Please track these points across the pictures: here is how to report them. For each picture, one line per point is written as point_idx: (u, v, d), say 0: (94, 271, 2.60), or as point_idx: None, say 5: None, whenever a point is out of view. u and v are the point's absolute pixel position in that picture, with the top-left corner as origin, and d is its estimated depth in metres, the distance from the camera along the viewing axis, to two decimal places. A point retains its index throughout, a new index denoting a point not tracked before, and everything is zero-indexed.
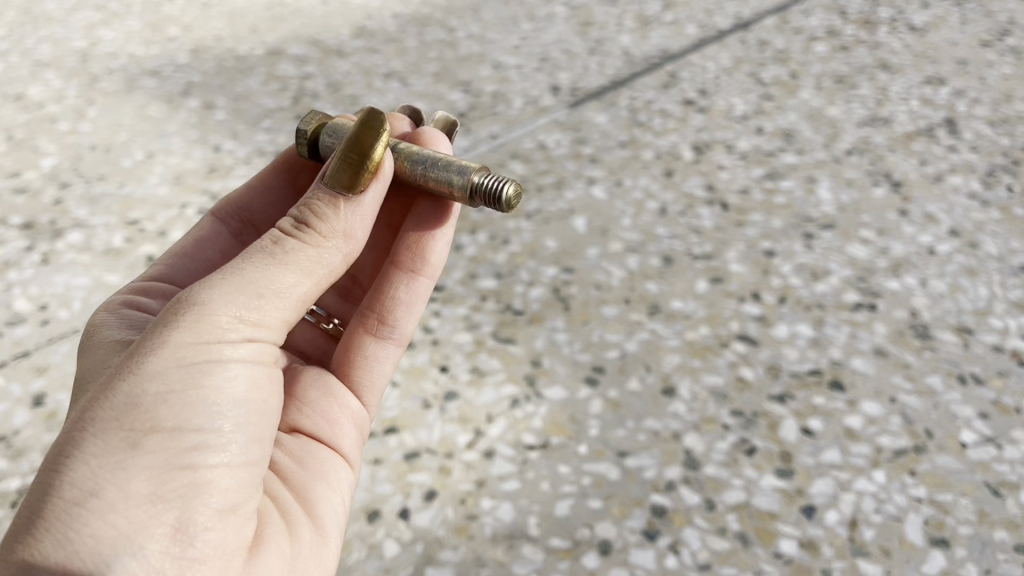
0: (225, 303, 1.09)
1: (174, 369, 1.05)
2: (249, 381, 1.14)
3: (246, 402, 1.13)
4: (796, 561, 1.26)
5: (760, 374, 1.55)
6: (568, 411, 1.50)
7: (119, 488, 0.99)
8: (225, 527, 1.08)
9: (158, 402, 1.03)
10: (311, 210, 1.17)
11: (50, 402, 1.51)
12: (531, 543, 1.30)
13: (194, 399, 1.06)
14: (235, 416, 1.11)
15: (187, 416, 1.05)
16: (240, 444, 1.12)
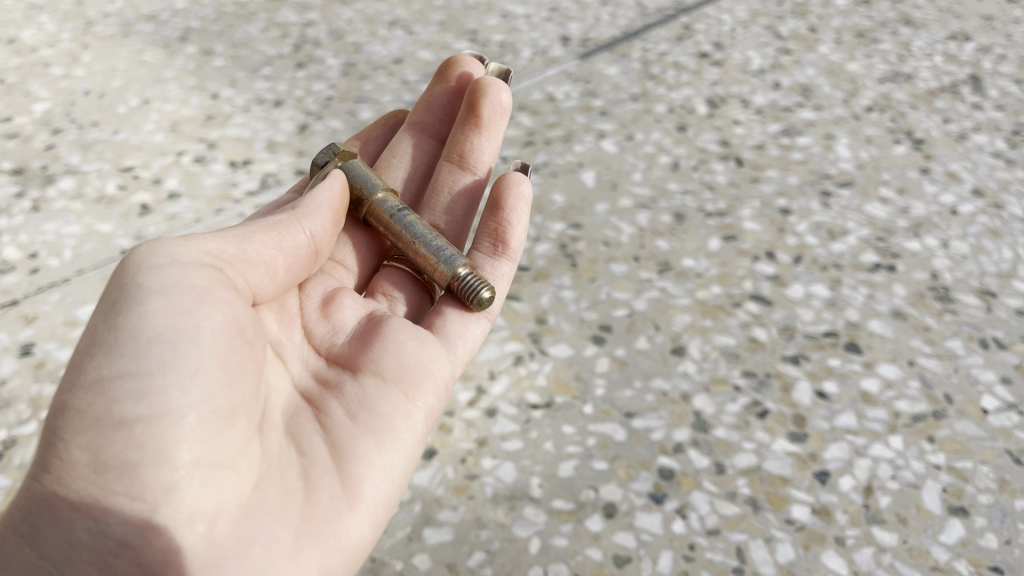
0: (147, 255, 1.11)
1: (104, 329, 1.06)
2: (183, 315, 1.07)
3: (186, 340, 1.05)
4: (808, 528, 1.22)
5: (774, 335, 1.49)
6: (574, 370, 1.45)
7: (64, 456, 1.01)
8: (196, 482, 1.01)
9: (87, 364, 1.04)
10: None
11: (39, 352, 1.47)
12: (533, 504, 1.26)
13: (119, 350, 1.04)
14: (168, 354, 1.04)
15: (115, 369, 1.03)
16: (180, 384, 1.03)
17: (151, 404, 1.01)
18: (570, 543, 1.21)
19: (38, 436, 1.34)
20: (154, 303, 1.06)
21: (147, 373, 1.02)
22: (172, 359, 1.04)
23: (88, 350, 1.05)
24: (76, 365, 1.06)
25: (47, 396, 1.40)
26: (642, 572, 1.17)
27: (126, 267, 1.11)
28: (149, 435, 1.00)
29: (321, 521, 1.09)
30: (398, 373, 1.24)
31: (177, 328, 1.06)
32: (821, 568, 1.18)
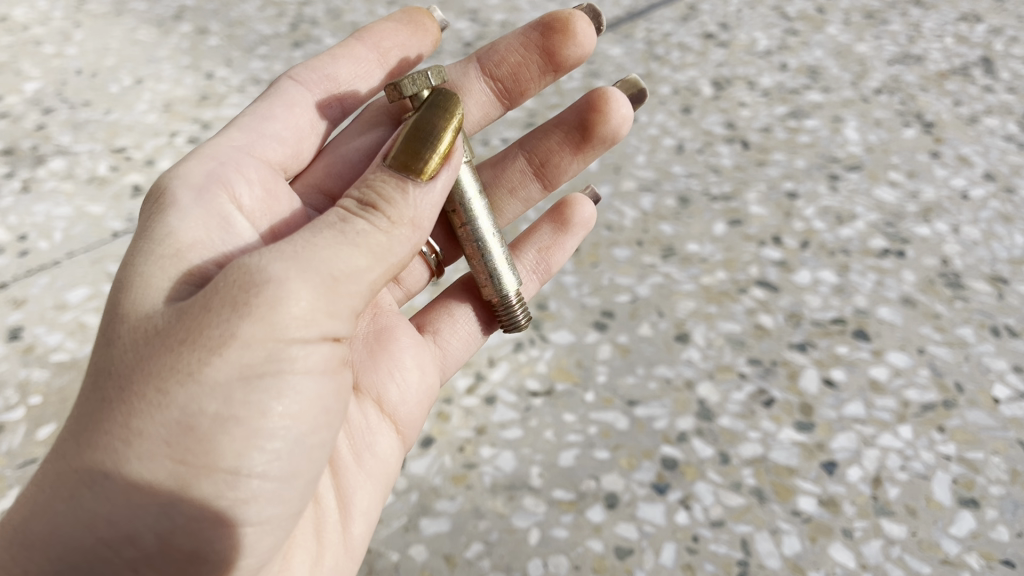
0: (274, 273, 0.90)
1: (302, 360, 0.93)
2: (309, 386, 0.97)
3: (298, 417, 0.97)
4: (815, 520, 1.19)
5: (780, 322, 1.45)
6: (575, 357, 1.41)
7: (129, 491, 0.89)
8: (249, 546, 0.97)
9: (207, 383, 0.89)
10: (376, 190, 0.98)
11: (28, 336, 1.44)
12: (533, 494, 1.22)
13: (233, 396, 0.91)
14: (279, 431, 0.95)
15: (218, 418, 0.90)
16: (282, 465, 0.97)
17: (252, 485, 0.95)
18: (570, 535, 1.18)
19: (26, 423, 1.31)
20: (299, 363, 0.95)
21: (250, 441, 0.93)
22: (278, 432, 0.95)
23: (257, 373, 0.91)
24: (151, 374, 0.89)
25: (35, 381, 1.37)
26: (644, 564, 1.14)
27: (355, 259, 0.95)
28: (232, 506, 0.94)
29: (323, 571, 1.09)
30: (404, 419, 1.22)
31: (298, 405, 0.96)
32: (828, 562, 1.14)
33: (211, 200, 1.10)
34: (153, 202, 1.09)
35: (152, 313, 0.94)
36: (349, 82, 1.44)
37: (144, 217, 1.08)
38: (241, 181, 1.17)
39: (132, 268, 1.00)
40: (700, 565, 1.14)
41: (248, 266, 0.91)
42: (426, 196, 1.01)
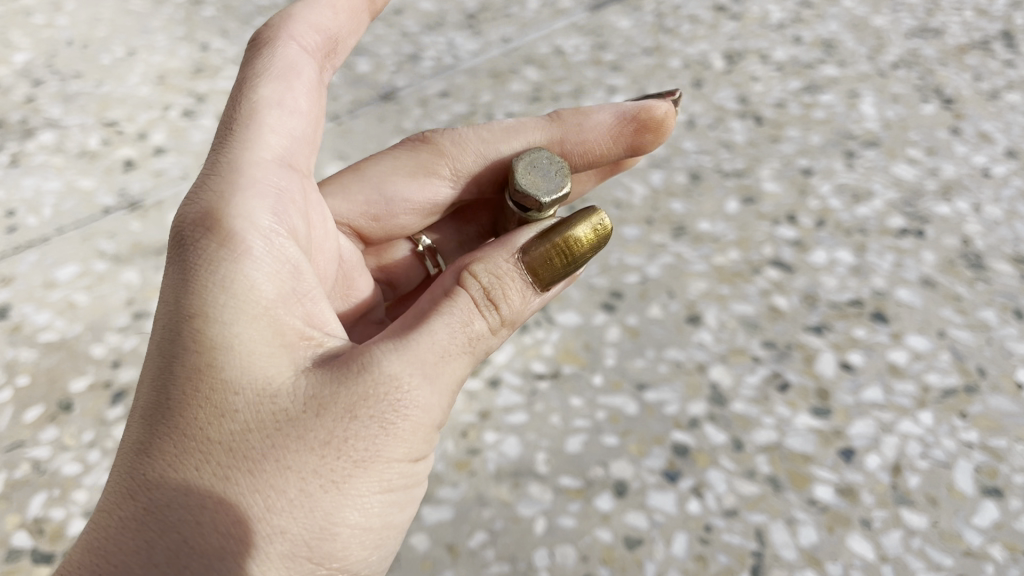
0: (411, 386, 0.94)
1: (412, 467, 0.98)
2: (412, 495, 1.01)
3: (400, 523, 1.01)
4: (832, 509, 1.14)
5: (795, 304, 1.40)
6: (583, 339, 1.36)
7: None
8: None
9: (351, 493, 0.92)
10: (505, 290, 1.03)
11: (15, 314, 1.39)
12: (538, 481, 1.18)
13: (369, 506, 0.95)
14: (385, 538, 0.99)
15: (352, 527, 0.94)
16: (376, 566, 1.01)
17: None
18: (577, 524, 1.13)
19: (12, 404, 1.27)
20: (415, 475, 1.00)
21: (367, 546, 0.96)
22: (386, 539, 0.99)
23: (384, 481, 0.95)
24: (294, 474, 0.90)
25: (23, 361, 1.32)
26: (654, 555, 1.09)
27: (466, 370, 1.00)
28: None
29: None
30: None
31: (402, 516, 1.01)
32: (846, 553, 1.09)
33: (279, 244, 1.01)
34: (212, 233, 0.97)
35: (274, 390, 0.93)
36: (343, 37, 1.29)
37: (199, 251, 0.96)
38: (291, 208, 1.06)
39: (223, 327, 0.93)
40: (713, 556, 1.09)
41: (380, 370, 0.93)
42: (537, 302, 1.09)
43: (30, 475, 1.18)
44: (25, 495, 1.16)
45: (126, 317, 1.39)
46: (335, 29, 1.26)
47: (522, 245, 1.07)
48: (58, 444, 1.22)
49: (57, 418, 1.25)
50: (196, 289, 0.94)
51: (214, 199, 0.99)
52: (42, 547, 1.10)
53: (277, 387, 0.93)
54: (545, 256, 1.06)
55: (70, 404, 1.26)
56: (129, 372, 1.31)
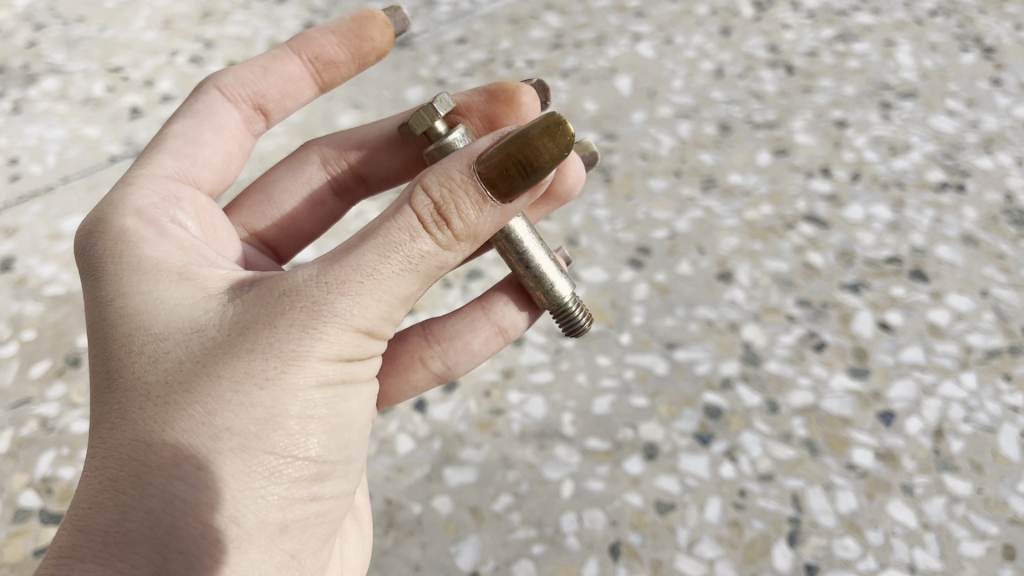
0: (336, 287, 0.80)
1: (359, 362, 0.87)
2: (362, 389, 0.91)
3: (357, 421, 0.91)
4: (872, 475, 1.09)
5: (831, 261, 1.35)
6: (609, 296, 1.31)
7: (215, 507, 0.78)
8: (320, 548, 0.90)
9: (293, 391, 0.81)
10: (455, 209, 0.81)
11: (20, 267, 1.34)
12: (565, 443, 1.13)
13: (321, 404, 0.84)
14: (345, 434, 0.90)
15: (299, 424, 0.83)
16: (345, 471, 0.92)
17: (325, 484, 0.89)
18: (606, 488, 1.08)
19: (18, 360, 1.22)
20: (362, 373, 0.89)
21: (326, 442, 0.87)
22: (343, 435, 0.89)
23: (327, 378, 0.84)
24: (227, 382, 0.80)
25: (28, 315, 1.27)
26: (687, 520, 1.05)
27: (411, 287, 0.84)
28: (311, 510, 0.88)
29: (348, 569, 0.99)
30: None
31: (358, 411, 0.91)
32: (887, 520, 1.05)
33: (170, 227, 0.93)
34: (104, 230, 0.91)
35: (197, 320, 0.83)
36: (275, 98, 1.19)
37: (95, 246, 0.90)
38: (181, 208, 1.00)
39: (137, 285, 0.86)
40: (748, 523, 1.05)
41: (294, 278, 0.81)
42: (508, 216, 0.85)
43: (38, 432, 1.14)
44: (33, 453, 1.12)
45: None
46: (266, 90, 1.18)
47: (480, 149, 0.82)
48: (66, 400, 1.17)
49: (64, 373, 1.20)
50: (104, 274, 0.88)
51: (106, 206, 0.94)
52: (52, 507, 1.06)
53: (200, 316, 0.83)
54: (502, 166, 0.80)
55: (78, 359, 1.22)
56: None
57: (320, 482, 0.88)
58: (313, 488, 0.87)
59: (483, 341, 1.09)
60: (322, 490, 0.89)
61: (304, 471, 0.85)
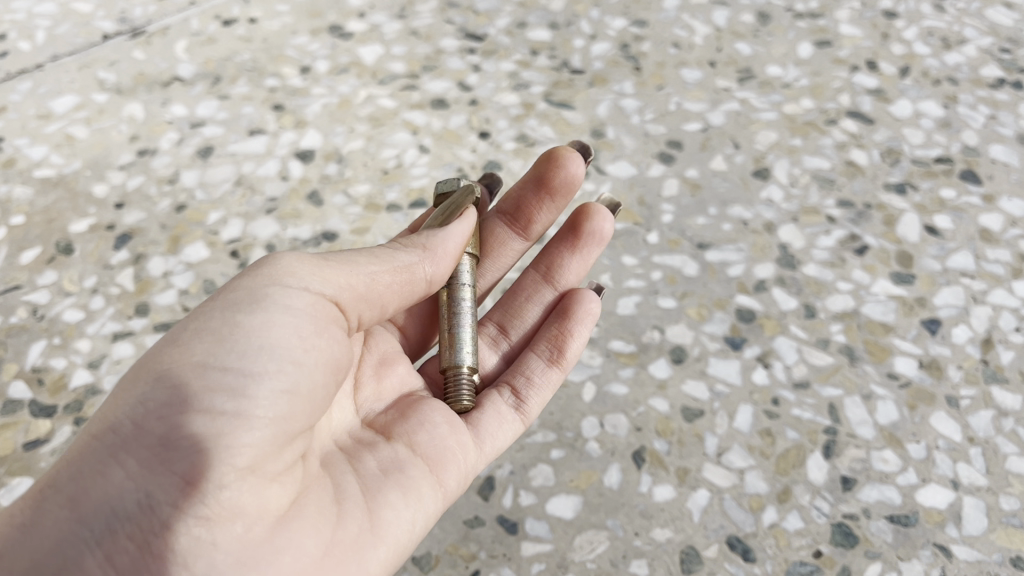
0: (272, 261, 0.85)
1: (279, 292, 0.79)
2: (290, 314, 0.78)
3: (283, 346, 0.76)
4: (915, 385, 1.02)
5: (876, 159, 1.26)
6: (637, 192, 1.21)
7: (106, 424, 0.73)
8: (250, 487, 0.72)
9: (198, 317, 0.78)
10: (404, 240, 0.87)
11: (8, 148, 1.26)
12: (587, 345, 1.06)
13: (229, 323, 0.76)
14: (262, 353, 0.75)
15: (199, 339, 0.76)
16: (270, 393, 0.74)
17: (235, 404, 0.73)
18: (630, 392, 1.02)
19: (7, 245, 1.15)
20: (285, 298, 0.79)
21: (233, 355, 0.75)
22: (258, 352, 0.75)
23: (237, 300, 0.78)
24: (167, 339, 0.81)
25: (18, 199, 1.20)
26: (716, 428, 0.99)
27: (358, 261, 0.83)
28: (218, 432, 0.72)
29: (345, 555, 0.77)
30: (440, 461, 0.86)
31: (286, 335, 0.77)
32: (929, 433, 0.98)
33: None
34: None
35: None
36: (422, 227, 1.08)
37: None
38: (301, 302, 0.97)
39: None
40: (781, 432, 0.98)
41: None
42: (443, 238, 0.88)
43: (29, 321, 1.07)
44: (23, 342, 1.05)
45: (130, 155, 1.26)
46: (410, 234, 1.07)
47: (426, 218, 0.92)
48: (58, 288, 1.10)
49: (55, 260, 1.13)
50: None
51: None
52: (42, 399, 1.00)
53: None
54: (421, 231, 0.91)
55: (70, 246, 1.14)
56: (134, 214, 1.18)
57: (229, 401, 0.73)
58: (219, 404, 0.72)
59: (541, 371, 0.97)
60: (236, 411, 0.73)
61: (204, 384, 0.73)
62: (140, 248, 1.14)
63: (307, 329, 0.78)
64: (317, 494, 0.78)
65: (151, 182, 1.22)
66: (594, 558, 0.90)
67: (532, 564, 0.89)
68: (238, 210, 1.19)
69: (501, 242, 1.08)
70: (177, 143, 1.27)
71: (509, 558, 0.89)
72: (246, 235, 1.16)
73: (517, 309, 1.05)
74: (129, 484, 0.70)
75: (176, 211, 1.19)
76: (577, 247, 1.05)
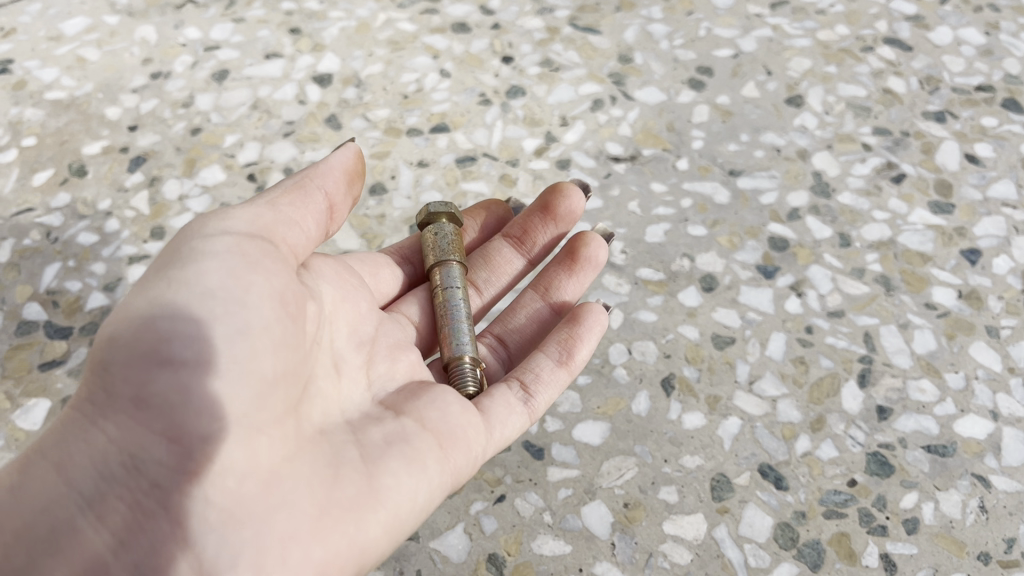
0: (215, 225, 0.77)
1: (217, 236, 0.70)
2: (226, 256, 0.69)
3: (228, 287, 0.68)
4: (953, 315, 0.99)
5: (914, 87, 1.21)
6: (665, 118, 1.17)
7: (83, 388, 0.66)
8: (231, 442, 0.65)
9: (152, 272, 0.70)
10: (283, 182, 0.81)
11: (18, 70, 1.23)
12: (614, 273, 1.03)
13: (177, 274, 0.68)
14: (209, 300, 0.67)
15: (148, 292, 0.68)
16: (222, 338, 0.66)
17: (193, 351, 0.65)
18: (659, 320, 0.99)
19: (20, 167, 1.12)
20: (216, 241, 0.70)
21: (186, 303, 0.67)
22: (205, 297, 0.67)
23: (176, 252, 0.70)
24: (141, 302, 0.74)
25: (28, 121, 1.17)
26: (748, 356, 0.96)
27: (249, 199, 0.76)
28: (185, 384, 0.64)
29: (346, 518, 0.67)
30: (449, 437, 0.75)
31: (230, 276, 0.68)
32: (968, 363, 0.95)
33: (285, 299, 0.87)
34: None
35: None
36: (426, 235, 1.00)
37: None
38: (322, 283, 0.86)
39: None
40: (814, 361, 0.96)
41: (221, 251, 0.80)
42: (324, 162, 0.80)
43: (42, 243, 1.05)
44: (37, 264, 1.03)
45: (143, 78, 1.22)
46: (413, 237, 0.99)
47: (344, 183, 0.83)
48: (72, 211, 1.08)
49: (68, 183, 1.10)
50: None
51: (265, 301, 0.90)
52: (58, 320, 0.98)
53: None
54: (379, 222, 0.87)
55: (83, 169, 1.12)
56: (149, 138, 1.15)
57: (186, 349, 0.65)
58: (177, 354, 0.65)
59: (549, 370, 0.85)
60: (197, 360, 0.65)
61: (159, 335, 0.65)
62: (155, 171, 1.11)
63: (243, 267, 0.69)
64: (312, 451, 0.69)
65: (165, 105, 1.19)
66: (622, 484, 0.87)
67: (558, 489, 0.87)
68: (254, 133, 1.15)
69: (504, 259, 0.99)
70: (191, 66, 1.23)
71: (535, 483, 0.87)
72: (263, 159, 1.13)
73: (518, 323, 0.94)
74: (111, 447, 0.64)
75: (191, 135, 1.15)
76: (574, 271, 0.95)
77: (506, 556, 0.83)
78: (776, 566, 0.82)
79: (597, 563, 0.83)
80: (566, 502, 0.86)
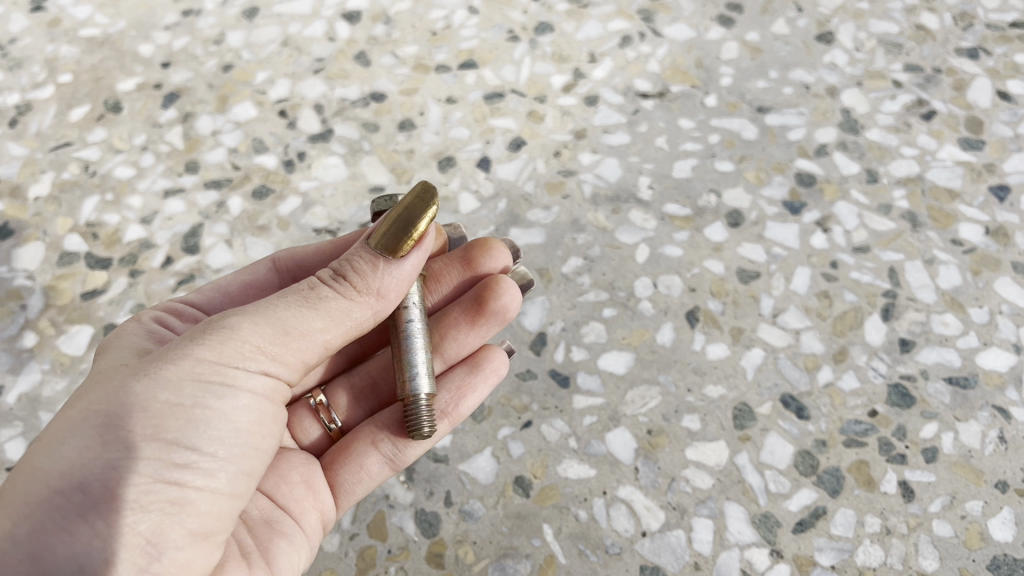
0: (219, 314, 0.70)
1: (247, 361, 0.68)
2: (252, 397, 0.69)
3: (249, 430, 0.69)
4: (979, 251, 0.99)
5: (948, 23, 1.20)
6: (694, 55, 1.17)
7: (65, 475, 0.62)
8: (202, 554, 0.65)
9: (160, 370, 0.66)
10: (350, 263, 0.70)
11: (52, 8, 1.25)
12: (641, 208, 1.04)
13: (198, 395, 0.66)
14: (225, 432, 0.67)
15: (169, 413, 0.65)
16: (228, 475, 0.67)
17: (198, 475, 0.65)
18: (685, 254, 1.00)
19: (57, 103, 1.14)
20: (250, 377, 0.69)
21: (204, 433, 0.66)
22: (229, 432, 0.67)
23: (207, 374, 0.66)
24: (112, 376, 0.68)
25: (64, 58, 1.19)
26: (773, 290, 0.97)
27: (312, 324, 0.69)
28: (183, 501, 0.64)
29: None
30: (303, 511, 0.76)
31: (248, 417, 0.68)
32: (993, 299, 0.96)
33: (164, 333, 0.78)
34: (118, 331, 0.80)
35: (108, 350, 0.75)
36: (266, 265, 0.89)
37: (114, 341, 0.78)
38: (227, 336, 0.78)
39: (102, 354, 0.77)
40: (838, 295, 0.97)
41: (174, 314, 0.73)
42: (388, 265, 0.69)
43: (81, 177, 1.07)
44: (76, 197, 1.06)
45: (174, 15, 1.23)
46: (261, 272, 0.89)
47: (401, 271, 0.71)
48: (108, 146, 1.10)
49: (104, 119, 1.13)
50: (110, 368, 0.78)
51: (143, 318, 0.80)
52: (98, 252, 1.01)
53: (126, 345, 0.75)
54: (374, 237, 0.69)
55: (118, 104, 1.14)
56: (181, 74, 1.17)
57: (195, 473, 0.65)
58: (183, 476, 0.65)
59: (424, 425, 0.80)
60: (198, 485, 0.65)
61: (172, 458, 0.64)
62: (188, 107, 1.13)
63: (265, 412, 0.70)
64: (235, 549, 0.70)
65: (197, 43, 1.20)
66: (646, 412, 0.89)
67: (584, 416, 0.89)
68: (285, 70, 1.17)
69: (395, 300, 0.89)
70: (222, 4, 1.24)
71: (560, 410, 0.90)
72: (294, 95, 1.14)
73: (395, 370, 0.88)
74: (97, 542, 0.61)
75: (223, 71, 1.17)
76: (476, 323, 0.85)
77: (532, 478, 0.86)
78: (796, 491, 0.84)
79: (621, 487, 0.85)
80: (591, 428, 0.88)
